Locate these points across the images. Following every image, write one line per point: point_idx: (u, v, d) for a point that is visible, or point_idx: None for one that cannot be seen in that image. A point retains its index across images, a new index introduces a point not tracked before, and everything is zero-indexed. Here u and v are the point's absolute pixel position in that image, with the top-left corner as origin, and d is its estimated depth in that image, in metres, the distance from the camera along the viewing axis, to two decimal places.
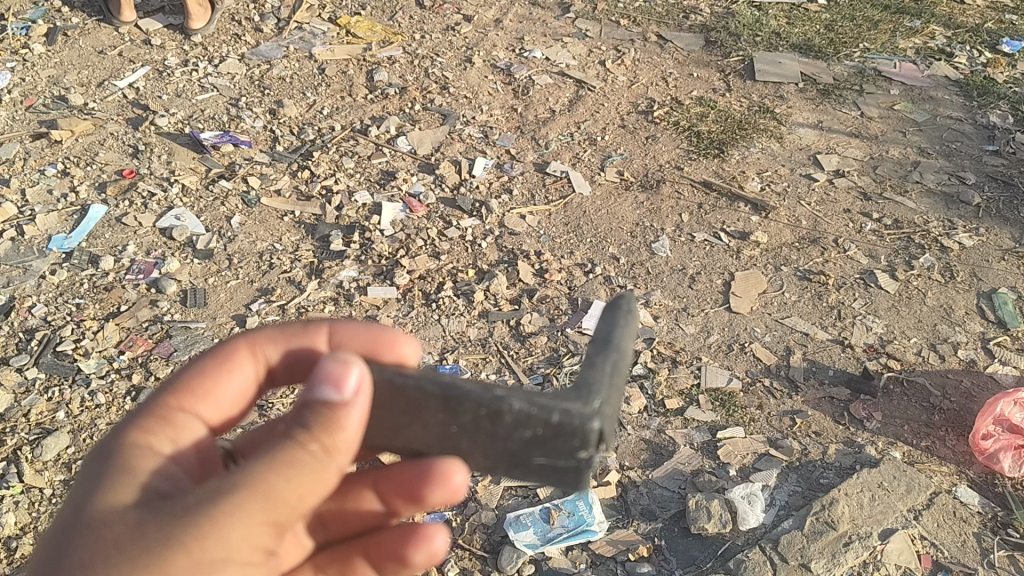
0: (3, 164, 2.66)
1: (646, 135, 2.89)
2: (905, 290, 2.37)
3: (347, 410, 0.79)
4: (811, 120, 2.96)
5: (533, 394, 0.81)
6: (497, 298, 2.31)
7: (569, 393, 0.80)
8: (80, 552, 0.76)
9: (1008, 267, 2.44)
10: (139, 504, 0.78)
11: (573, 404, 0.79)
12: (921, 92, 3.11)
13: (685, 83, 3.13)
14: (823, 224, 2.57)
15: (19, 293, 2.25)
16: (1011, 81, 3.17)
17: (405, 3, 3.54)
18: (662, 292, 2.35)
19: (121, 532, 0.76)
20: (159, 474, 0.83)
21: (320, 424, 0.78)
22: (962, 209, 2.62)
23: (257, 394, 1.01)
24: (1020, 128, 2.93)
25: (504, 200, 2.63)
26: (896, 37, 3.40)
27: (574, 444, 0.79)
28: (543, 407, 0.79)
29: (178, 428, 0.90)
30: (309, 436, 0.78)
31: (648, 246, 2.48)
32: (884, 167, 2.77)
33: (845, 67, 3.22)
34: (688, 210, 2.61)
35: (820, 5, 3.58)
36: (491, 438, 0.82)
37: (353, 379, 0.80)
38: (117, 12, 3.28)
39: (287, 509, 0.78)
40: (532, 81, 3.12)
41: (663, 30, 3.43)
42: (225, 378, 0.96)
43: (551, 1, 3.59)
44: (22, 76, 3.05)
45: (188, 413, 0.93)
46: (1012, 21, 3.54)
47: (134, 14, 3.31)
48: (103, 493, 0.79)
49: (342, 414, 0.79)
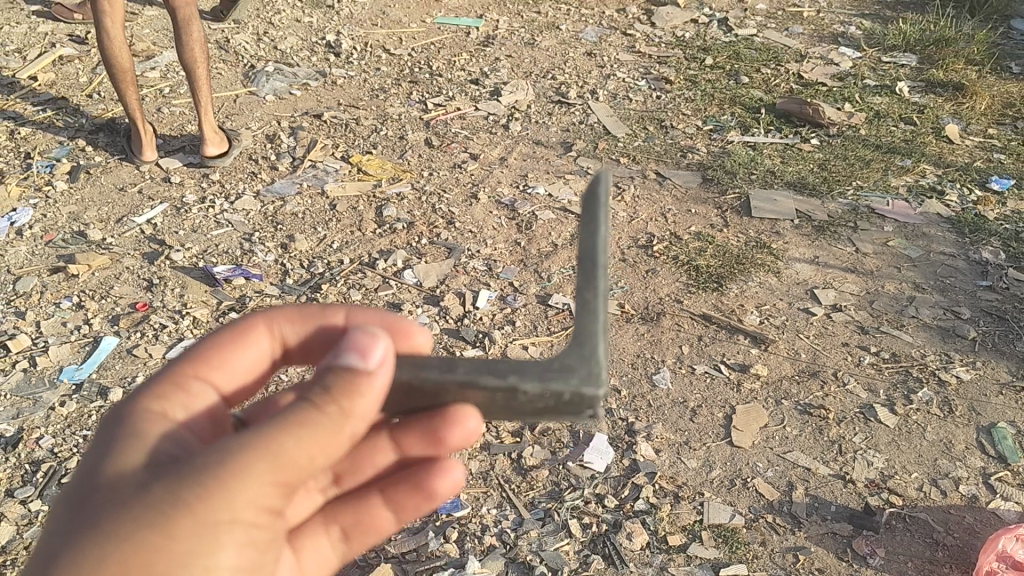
0: (20, 298, 2.73)
1: (646, 269, 2.96)
2: (905, 424, 2.38)
3: (369, 377, 0.92)
4: (807, 255, 3.04)
5: (540, 374, 0.91)
6: (498, 431, 2.34)
7: (575, 366, 0.91)
8: (91, 500, 0.89)
9: (1007, 402, 2.45)
10: (151, 464, 0.91)
11: (580, 379, 0.90)
12: (914, 228, 3.19)
13: (684, 219, 3.22)
14: (822, 358, 2.60)
15: (28, 425, 2.28)
16: (1001, 218, 3.26)
17: (414, 142, 3.69)
18: (663, 425, 2.36)
19: (147, 480, 0.88)
20: (173, 441, 0.96)
21: (339, 389, 0.91)
22: (958, 343, 2.66)
23: (268, 371, 1.18)
24: (1012, 264, 3.00)
25: (507, 332, 2.68)
26: (888, 175, 3.51)
27: (585, 409, 0.91)
28: (553, 388, 0.90)
29: (194, 396, 1.06)
30: (328, 399, 0.91)
31: (649, 378, 2.51)
32: (880, 301, 2.83)
33: (839, 204, 3.32)
34: (688, 342, 2.65)
35: (813, 144, 3.72)
36: (509, 406, 0.95)
37: (378, 352, 0.93)
38: (139, 152, 3.44)
39: (299, 467, 0.90)
40: (535, 216, 3.22)
41: (662, 167, 3.55)
42: (242, 352, 1.14)
43: (554, 140, 3.74)
44: (44, 212, 3.16)
45: (206, 384, 1.09)
46: (1000, 161, 3.66)
47: (155, 154, 3.47)
48: (119, 455, 0.92)
49: (357, 383, 0.92)
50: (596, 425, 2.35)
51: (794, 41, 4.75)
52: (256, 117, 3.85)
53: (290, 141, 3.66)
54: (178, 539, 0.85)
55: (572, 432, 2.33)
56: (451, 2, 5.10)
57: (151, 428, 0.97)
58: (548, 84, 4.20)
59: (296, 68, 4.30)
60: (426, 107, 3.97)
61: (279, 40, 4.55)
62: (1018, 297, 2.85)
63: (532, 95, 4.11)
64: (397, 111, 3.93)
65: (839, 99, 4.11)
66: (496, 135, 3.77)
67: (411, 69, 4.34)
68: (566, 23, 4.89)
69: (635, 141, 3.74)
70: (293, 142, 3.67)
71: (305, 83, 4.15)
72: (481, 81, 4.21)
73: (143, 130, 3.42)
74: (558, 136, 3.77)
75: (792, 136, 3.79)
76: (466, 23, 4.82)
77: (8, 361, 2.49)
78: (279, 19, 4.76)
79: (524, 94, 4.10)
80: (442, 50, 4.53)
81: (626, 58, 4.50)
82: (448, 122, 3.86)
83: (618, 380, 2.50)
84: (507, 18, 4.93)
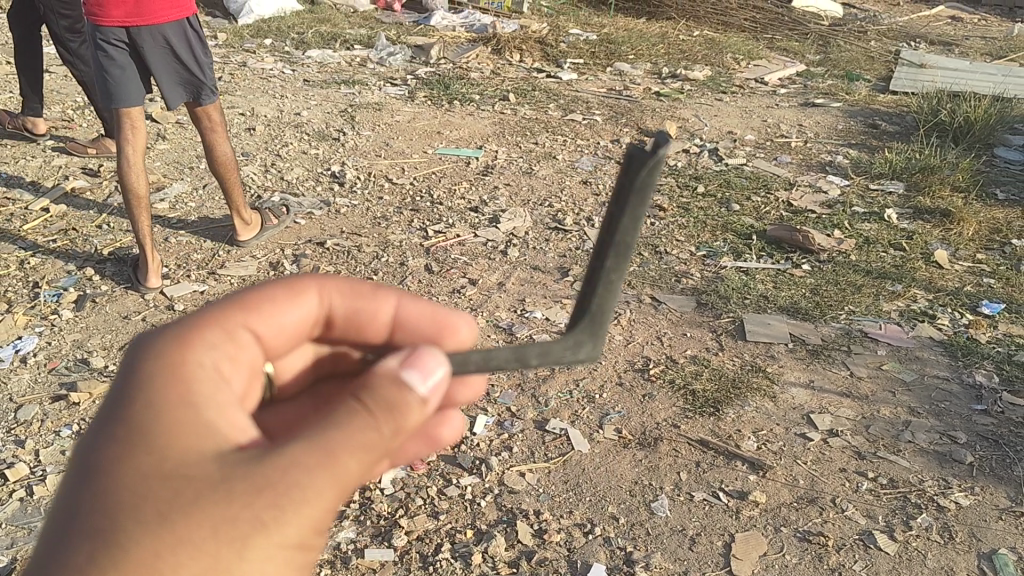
0: (20, 426, 2.75)
1: (643, 392, 2.99)
2: (905, 551, 2.36)
3: (419, 397, 1.01)
4: (802, 378, 3.07)
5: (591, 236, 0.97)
6: (495, 560, 2.32)
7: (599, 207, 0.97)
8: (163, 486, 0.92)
9: (1007, 527, 2.44)
10: (219, 459, 0.95)
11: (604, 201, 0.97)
12: (907, 351, 3.23)
13: (679, 343, 3.27)
14: (820, 483, 2.59)
15: (22, 556, 2.28)
16: (993, 341, 3.31)
17: (415, 268, 3.78)
18: (662, 554, 2.34)
19: (219, 478, 0.92)
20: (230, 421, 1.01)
21: (393, 409, 0.98)
22: (956, 467, 2.66)
23: (305, 329, 1.28)
24: (1006, 387, 3.02)
25: (504, 457, 2.69)
26: (879, 299, 3.58)
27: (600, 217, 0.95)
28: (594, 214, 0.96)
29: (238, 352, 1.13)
30: (385, 414, 0.98)
31: (647, 505, 2.50)
32: (875, 426, 2.84)
33: (832, 327, 3.38)
34: (686, 467, 2.65)
35: (804, 269, 3.81)
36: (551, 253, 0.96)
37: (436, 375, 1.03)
38: (144, 279, 3.51)
39: (350, 479, 0.97)
40: (533, 339, 3.27)
41: (657, 291, 3.63)
42: (291, 308, 1.24)
43: (551, 265, 3.82)
44: (49, 340, 3.22)
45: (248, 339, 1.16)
46: (990, 285, 3.73)
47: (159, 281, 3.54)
48: (190, 442, 0.95)
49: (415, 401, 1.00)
50: (594, 555, 2.33)
51: (784, 170, 4.92)
52: (261, 245, 3.95)
53: (293, 269, 3.76)
54: (247, 554, 0.91)
55: (569, 561, 2.32)
56: (452, 134, 5.30)
57: (205, 398, 1.01)
58: (545, 212, 4.33)
59: (302, 197, 4.44)
60: (427, 233, 4.08)
61: (285, 170, 4.72)
62: (1014, 420, 2.87)
63: (530, 221, 4.23)
64: (398, 238, 4.04)
65: (828, 225, 4.23)
66: (494, 260, 3.86)
67: (413, 198, 4.47)
68: (562, 153, 5.07)
69: (630, 266, 3.82)
70: (296, 270, 3.75)
71: (310, 212, 4.28)
72: (480, 209, 4.34)
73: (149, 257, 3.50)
74: (554, 262, 3.85)
75: (784, 262, 3.88)
76: (466, 154, 5.00)
77: (4, 490, 2.49)
78: (286, 151, 4.94)
79: (521, 221, 4.21)
80: (442, 180, 4.68)
81: None
82: (448, 248, 3.95)
83: (616, 506, 2.49)
84: (506, 148, 5.11)
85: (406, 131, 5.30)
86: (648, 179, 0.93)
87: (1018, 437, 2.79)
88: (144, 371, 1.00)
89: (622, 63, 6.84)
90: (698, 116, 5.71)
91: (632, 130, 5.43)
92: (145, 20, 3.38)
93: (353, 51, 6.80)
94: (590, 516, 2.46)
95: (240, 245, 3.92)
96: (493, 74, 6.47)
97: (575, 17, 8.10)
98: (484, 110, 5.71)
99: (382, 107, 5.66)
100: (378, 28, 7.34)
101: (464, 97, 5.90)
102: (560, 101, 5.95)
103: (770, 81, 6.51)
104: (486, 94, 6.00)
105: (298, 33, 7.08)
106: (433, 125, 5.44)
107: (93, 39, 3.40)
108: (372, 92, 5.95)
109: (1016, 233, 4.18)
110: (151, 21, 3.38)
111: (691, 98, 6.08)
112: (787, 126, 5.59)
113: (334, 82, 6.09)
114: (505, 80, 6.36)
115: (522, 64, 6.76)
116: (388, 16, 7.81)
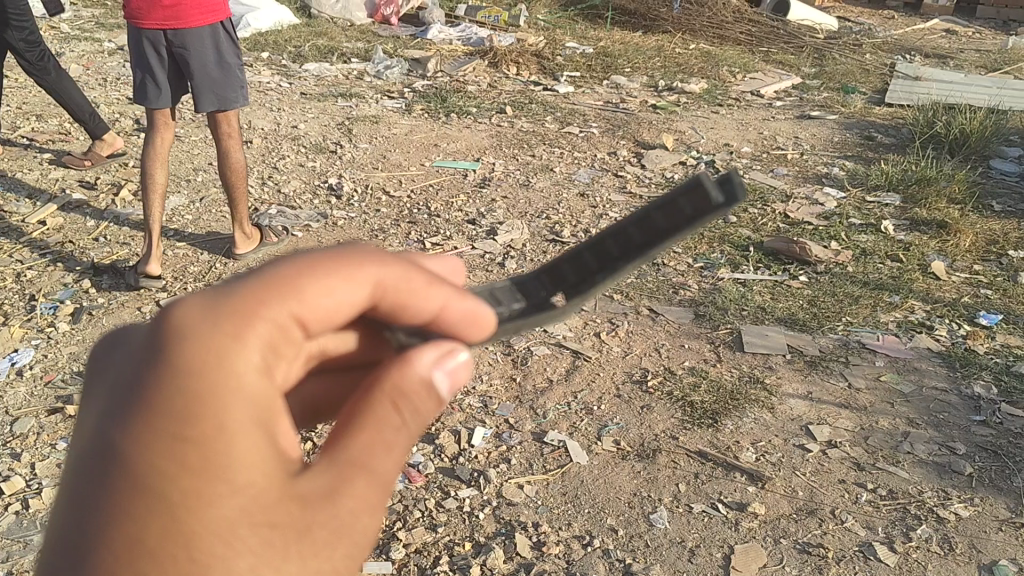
0: (16, 439, 2.74)
1: (642, 404, 2.98)
2: (905, 562, 2.35)
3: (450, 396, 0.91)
4: (800, 390, 3.07)
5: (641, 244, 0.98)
6: (493, 572, 2.31)
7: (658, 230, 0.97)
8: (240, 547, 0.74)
9: (1007, 538, 2.43)
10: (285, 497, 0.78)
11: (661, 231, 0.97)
12: (905, 362, 3.23)
13: (677, 354, 3.26)
14: (819, 494, 2.59)
15: (16, 569, 2.27)
16: (991, 352, 3.31)
17: None
18: (661, 566, 2.33)
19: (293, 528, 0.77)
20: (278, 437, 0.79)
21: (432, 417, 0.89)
22: (955, 478, 2.65)
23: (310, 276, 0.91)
24: (1005, 398, 3.02)
25: (502, 469, 2.68)
26: (876, 310, 3.58)
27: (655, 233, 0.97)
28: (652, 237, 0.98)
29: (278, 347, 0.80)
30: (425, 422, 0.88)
31: (646, 517, 2.49)
32: (874, 437, 2.84)
33: (830, 338, 3.38)
34: (684, 479, 2.64)
35: (802, 281, 3.81)
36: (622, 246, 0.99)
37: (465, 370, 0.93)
38: (144, 263, 3.60)
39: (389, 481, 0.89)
40: (531, 351, 3.27)
41: (655, 303, 3.63)
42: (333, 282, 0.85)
43: None
44: (45, 352, 3.21)
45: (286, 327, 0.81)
46: (987, 296, 3.74)
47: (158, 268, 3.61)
48: (251, 489, 0.75)
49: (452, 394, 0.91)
50: (592, 567, 2.32)
51: (780, 182, 4.93)
52: (259, 258, 3.95)
53: None
54: None
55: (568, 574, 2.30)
56: (449, 146, 5.31)
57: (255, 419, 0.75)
58: (543, 224, 4.33)
59: (299, 209, 4.44)
60: (424, 246, 4.08)
61: (282, 183, 4.72)
62: (1013, 431, 2.86)
63: (527, 234, 4.23)
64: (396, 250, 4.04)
65: (825, 236, 4.24)
66: (492, 272, 3.86)
67: (410, 210, 4.47)
68: (559, 165, 5.08)
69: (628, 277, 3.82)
70: None
71: (307, 224, 4.28)
72: (478, 221, 4.34)
73: (153, 244, 3.62)
74: None
75: (781, 273, 3.88)
76: (463, 167, 5.01)
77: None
78: (283, 164, 4.95)
79: (519, 233, 4.22)
80: (440, 192, 4.69)
81: (618, 198, 4.65)
82: None
83: (614, 519, 2.48)
84: (503, 161, 5.12)
85: (403, 144, 5.31)
86: (708, 213, 0.92)
87: (1018, 448, 2.79)
88: (191, 404, 0.72)
89: (618, 76, 6.87)
90: (694, 129, 5.73)
91: (628, 143, 5.44)
92: (176, 22, 3.51)
93: (350, 64, 6.82)
94: (589, 528, 2.45)
95: (236, 255, 3.90)
96: (490, 87, 6.49)
97: (571, 30, 8.14)
98: (481, 123, 5.73)
99: (380, 120, 5.67)
100: (375, 41, 7.38)
101: (461, 109, 5.91)
102: (557, 114, 5.97)
103: (766, 94, 6.53)
104: (482, 107, 6.02)
105: (295, 46, 7.10)
106: (430, 137, 5.45)
107: (135, 40, 3.58)
108: (369, 105, 5.96)
109: (1013, 245, 4.19)
110: (185, 24, 3.50)
111: (687, 111, 6.10)
112: (783, 138, 5.60)
113: (331, 95, 6.10)
114: (502, 93, 6.38)
115: (518, 77, 6.79)
116: (385, 29, 7.84)
